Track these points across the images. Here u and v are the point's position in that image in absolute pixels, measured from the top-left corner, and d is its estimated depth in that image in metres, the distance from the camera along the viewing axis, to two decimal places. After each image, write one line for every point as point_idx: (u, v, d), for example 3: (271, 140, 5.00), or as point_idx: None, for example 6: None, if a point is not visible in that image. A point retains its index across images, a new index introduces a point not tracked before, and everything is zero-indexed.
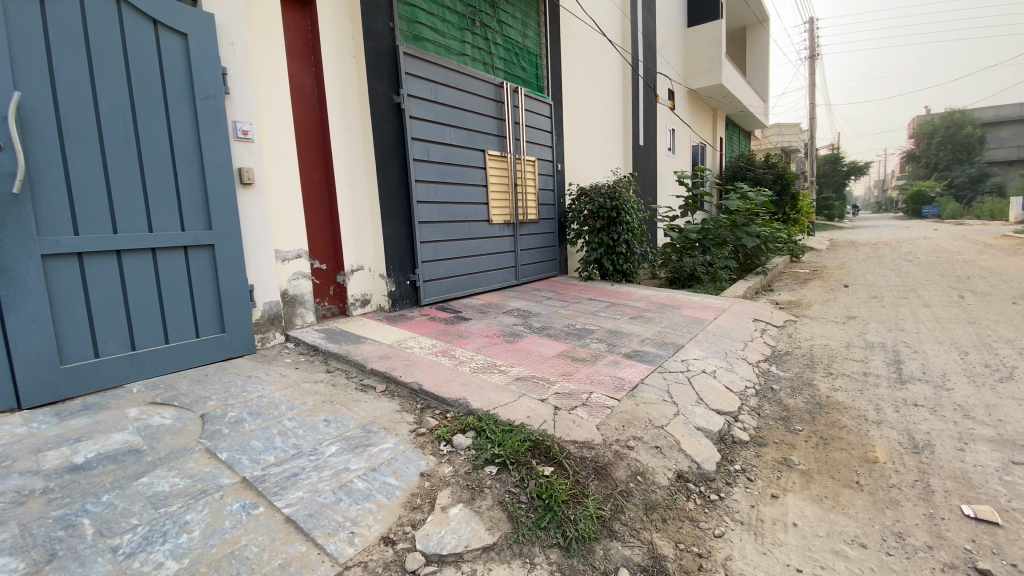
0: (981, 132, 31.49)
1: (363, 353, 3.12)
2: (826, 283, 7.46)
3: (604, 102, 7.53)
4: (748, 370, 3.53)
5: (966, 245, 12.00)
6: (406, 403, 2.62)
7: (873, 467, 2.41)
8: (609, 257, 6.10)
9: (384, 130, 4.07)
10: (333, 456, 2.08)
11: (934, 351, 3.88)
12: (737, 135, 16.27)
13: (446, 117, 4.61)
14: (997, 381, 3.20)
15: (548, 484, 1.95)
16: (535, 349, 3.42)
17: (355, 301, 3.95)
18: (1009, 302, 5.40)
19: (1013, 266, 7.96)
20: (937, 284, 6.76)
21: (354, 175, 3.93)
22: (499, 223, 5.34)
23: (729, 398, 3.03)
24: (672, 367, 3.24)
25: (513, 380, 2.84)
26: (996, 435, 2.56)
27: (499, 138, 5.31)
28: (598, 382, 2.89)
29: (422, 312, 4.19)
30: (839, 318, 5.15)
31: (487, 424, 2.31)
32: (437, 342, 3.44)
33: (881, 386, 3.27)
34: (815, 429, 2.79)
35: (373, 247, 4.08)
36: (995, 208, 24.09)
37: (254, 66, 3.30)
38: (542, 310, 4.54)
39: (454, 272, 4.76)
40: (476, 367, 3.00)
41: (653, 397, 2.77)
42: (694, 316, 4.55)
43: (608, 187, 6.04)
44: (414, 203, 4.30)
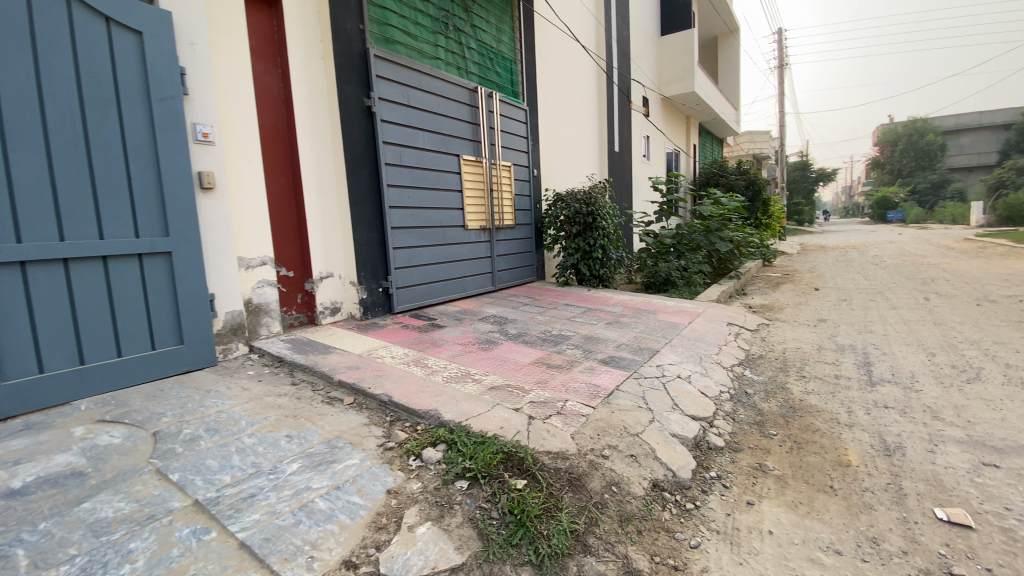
0: (940, 140, 32.84)
1: (330, 364, 3.00)
2: (798, 287, 7.60)
3: (579, 108, 7.55)
4: (722, 375, 3.53)
5: (929, 249, 12.44)
6: (375, 415, 2.52)
7: (847, 471, 2.41)
8: (586, 262, 6.09)
9: (355, 134, 3.96)
10: (294, 474, 1.98)
11: (902, 353, 3.96)
12: (710, 141, 16.58)
13: (419, 120, 4.52)
14: (963, 382, 3.27)
15: (520, 498, 1.88)
16: (510, 357, 3.35)
17: (324, 309, 3.83)
18: (971, 304, 5.57)
19: (974, 269, 8.25)
20: (903, 287, 6.95)
21: (323, 179, 3.81)
22: (475, 229, 5.26)
23: (704, 403, 3.01)
24: (647, 373, 3.21)
25: (487, 390, 2.76)
26: (964, 436, 2.60)
27: (474, 143, 5.25)
28: (574, 390, 2.84)
29: (395, 320, 4.08)
30: (811, 321, 5.23)
31: (458, 436, 2.23)
32: (409, 350, 3.34)
33: (852, 389, 3.30)
34: (789, 433, 2.79)
35: (344, 254, 3.96)
36: (955, 213, 25.08)
37: (216, 67, 3.17)
38: (518, 316, 4.48)
39: (429, 278, 4.66)
40: (448, 376, 2.92)
41: (629, 404, 2.73)
42: (669, 321, 4.55)
43: (584, 192, 6.04)
44: (386, 208, 4.19)
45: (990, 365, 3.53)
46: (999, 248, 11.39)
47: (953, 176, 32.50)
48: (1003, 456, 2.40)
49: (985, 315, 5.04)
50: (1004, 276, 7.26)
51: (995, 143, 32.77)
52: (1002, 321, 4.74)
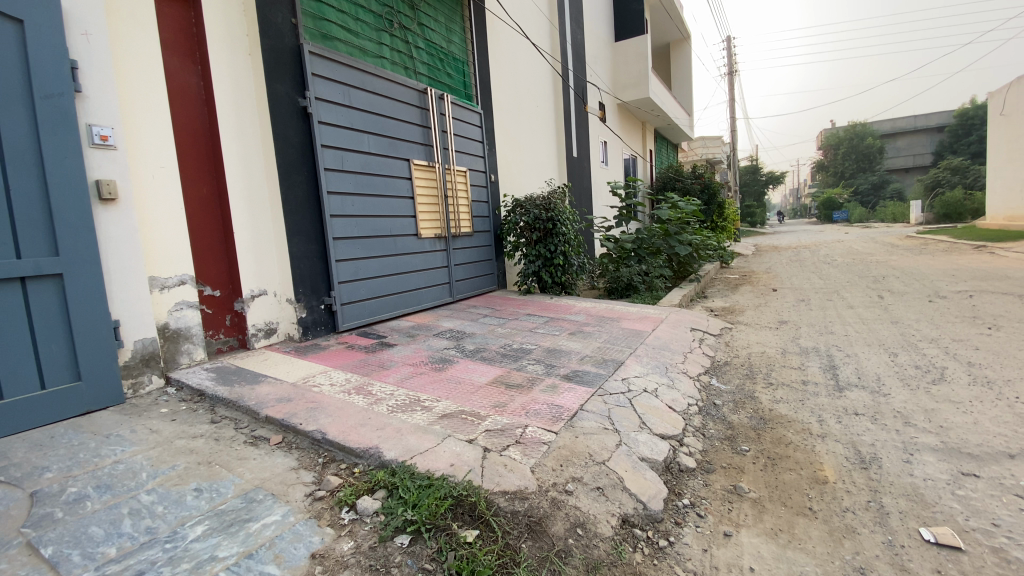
0: (878, 144, 34.77)
1: (258, 397, 2.64)
2: (756, 288, 7.65)
3: (536, 112, 7.38)
4: (690, 386, 3.35)
5: (876, 246, 12.95)
6: (306, 458, 2.19)
7: (825, 488, 2.25)
8: (547, 269, 5.89)
9: (288, 137, 3.62)
10: (197, 541, 1.63)
11: (865, 353, 3.92)
12: (666, 146, 16.82)
13: (363, 123, 4.20)
14: (929, 383, 3.22)
15: (470, 556, 1.60)
16: (465, 377, 3.07)
17: (257, 331, 3.46)
18: (924, 301, 5.68)
19: (920, 266, 8.56)
20: (856, 286, 7.09)
21: (252, 187, 3.44)
22: (429, 237, 4.95)
23: (674, 419, 2.81)
24: (613, 389, 2.99)
25: (437, 418, 2.47)
26: (939, 444, 2.51)
27: (425, 146, 4.96)
28: (534, 413, 2.58)
29: (339, 340, 3.73)
30: (773, 323, 5.19)
31: (401, 480, 1.93)
32: (352, 375, 3.01)
33: (821, 395, 3.20)
34: (762, 448, 2.63)
35: (279, 269, 3.59)
36: (895, 212, 26.51)
37: (118, 62, 2.75)
38: (476, 330, 4.20)
39: (379, 293, 4.32)
40: (394, 405, 2.61)
41: (594, 427, 2.50)
42: (633, 329, 4.38)
43: (543, 198, 5.85)
44: (327, 217, 3.85)
45: (952, 365, 3.51)
46: (938, 244, 11.96)
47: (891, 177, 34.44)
48: (980, 464, 2.31)
49: (937, 311, 5.13)
50: (948, 272, 7.53)
51: (927, 146, 34.96)
52: (955, 317, 4.82)
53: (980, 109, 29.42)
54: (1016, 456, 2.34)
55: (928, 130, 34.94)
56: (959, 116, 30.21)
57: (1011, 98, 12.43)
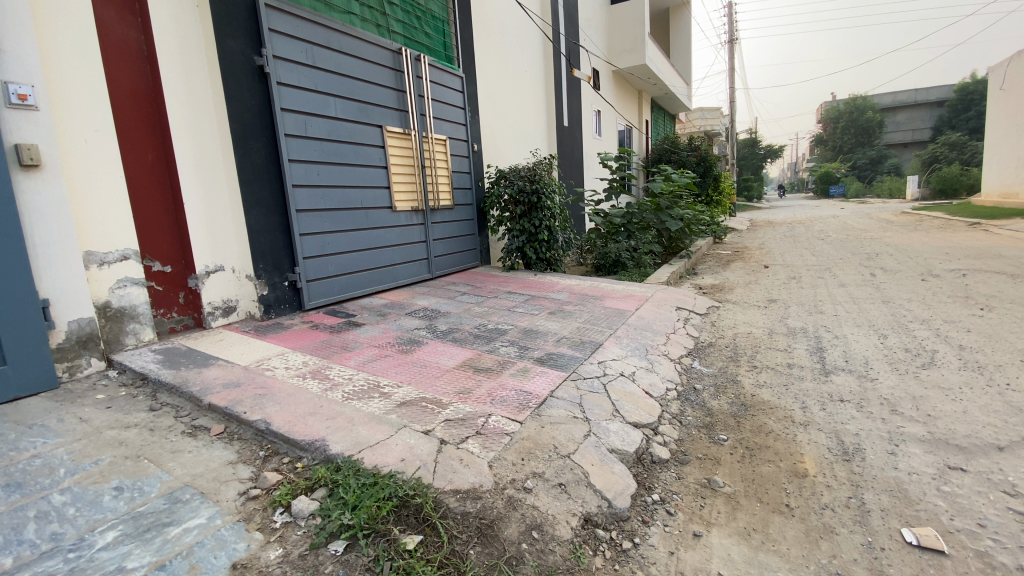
0: (879, 117, 34.18)
1: (204, 382, 2.46)
2: (748, 265, 7.47)
3: (523, 78, 7.00)
4: (671, 369, 3.19)
5: (871, 223, 12.77)
6: (247, 451, 2.03)
7: (804, 483, 2.12)
8: (531, 245, 5.66)
9: (243, 100, 3.34)
10: (106, 550, 1.48)
11: (854, 335, 3.77)
12: (663, 117, 16.36)
13: (329, 85, 3.89)
14: (918, 368, 3.08)
15: (407, 567, 1.45)
16: (432, 360, 2.88)
17: (214, 310, 3.26)
18: (916, 279, 5.54)
19: (915, 243, 8.39)
20: (849, 263, 6.92)
21: (204, 154, 3.18)
22: (405, 210, 4.69)
23: (650, 407, 2.65)
24: (588, 373, 2.83)
25: (395, 406, 2.29)
26: (926, 434, 2.38)
27: (401, 112, 4.65)
28: (500, 400, 2.40)
29: (304, 319, 3.53)
30: (762, 302, 5.03)
31: (344, 478, 1.77)
32: (311, 358, 2.82)
33: (806, 380, 3.05)
34: (741, 437, 2.48)
35: (237, 242, 3.37)
36: (891, 187, 26.34)
37: (37, 10, 2.42)
38: (451, 309, 4.00)
39: (349, 269, 4.10)
40: (350, 391, 2.42)
41: (564, 416, 2.34)
42: (616, 308, 4.20)
43: (527, 168, 5.59)
44: (289, 188, 3.59)
45: (943, 348, 3.37)
46: (933, 221, 11.81)
47: (889, 152, 34.06)
48: (968, 457, 2.18)
49: (930, 291, 4.99)
50: (942, 249, 7.38)
51: (927, 121, 34.46)
52: (947, 297, 4.68)
53: (982, 83, 28.90)
54: (1005, 449, 2.21)
55: (929, 104, 34.38)
56: (961, 90, 29.67)
57: (1013, 71, 12.09)
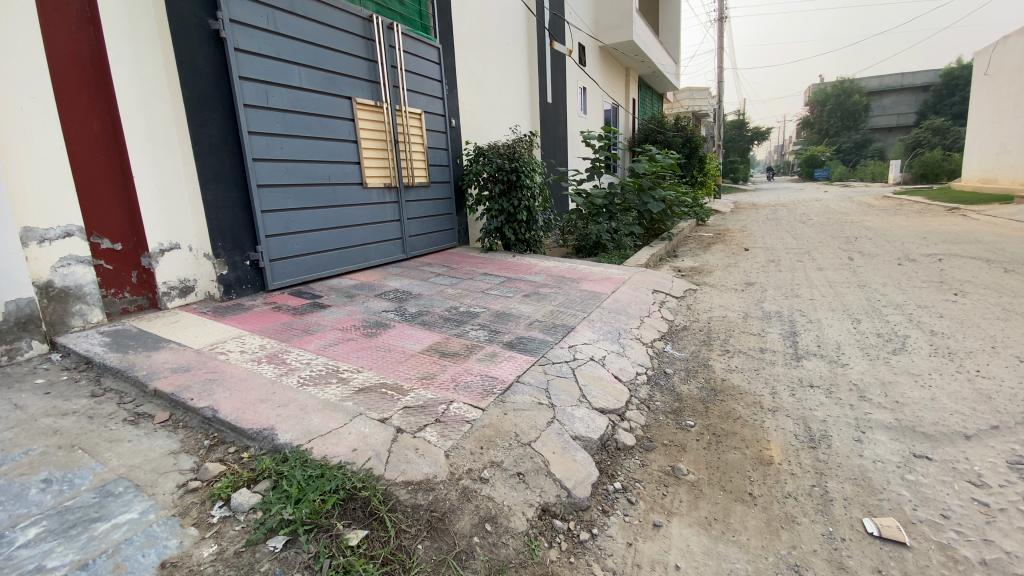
0: (865, 100, 34.24)
1: (151, 367, 2.34)
2: (729, 247, 7.45)
3: (504, 51, 6.77)
4: (642, 354, 3.13)
5: (853, 207, 12.85)
6: (191, 440, 1.93)
7: (768, 471, 2.09)
8: (510, 225, 5.53)
9: (197, 67, 3.12)
10: (26, 548, 1.38)
11: (828, 320, 3.76)
12: (650, 96, 16.13)
13: (292, 53, 3.67)
14: (889, 354, 3.08)
15: (348, 565, 1.38)
16: (397, 344, 2.78)
17: (170, 289, 3.11)
18: (892, 264, 5.56)
19: (893, 227, 8.46)
20: (828, 246, 6.94)
21: (156, 125, 2.97)
22: (377, 187, 4.52)
23: (619, 392, 2.59)
24: (557, 358, 2.75)
25: (352, 393, 2.19)
26: (893, 422, 2.38)
27: (372, 84, 4.44)
28: (463, 386, 2.31)
29: (266, 300, 3.40)
30: (739, 285, 5.00)
31: (290, 469, 1.69)
32: (268, 342, 2.70)
33: (777, 365, 3.02)
34: (708, 423, 2.45)
35: (195, 219, 3.19)
36: (874, 171, 26.55)
37: None
38: (422, 290, 3.89)
39: (316, 248, 3.94)
40: (306, 377, 2.32)
41: (529, 402, 2.26)
42: (592, 291, 4.13)
43: (506, 146, 5.43)
44: (249, 161, 3.40)
45: (914, 333, 3.37)
46: (911, 205, 11.93)
47: (874, 136, 34.24)
48: (934, 445, 2.18)
49: (905, 275, 5.01)
50: (919, 234, 7.44)
51: (911, 105, 34.67)
52: (922, 282, 4.70)
53: (966, 68, 29.08)
54: (972, 437, 2.21)
55: (914, 89, 34.53)
56: (945, 74, 29.81)
57: (998, 56, 12.10)
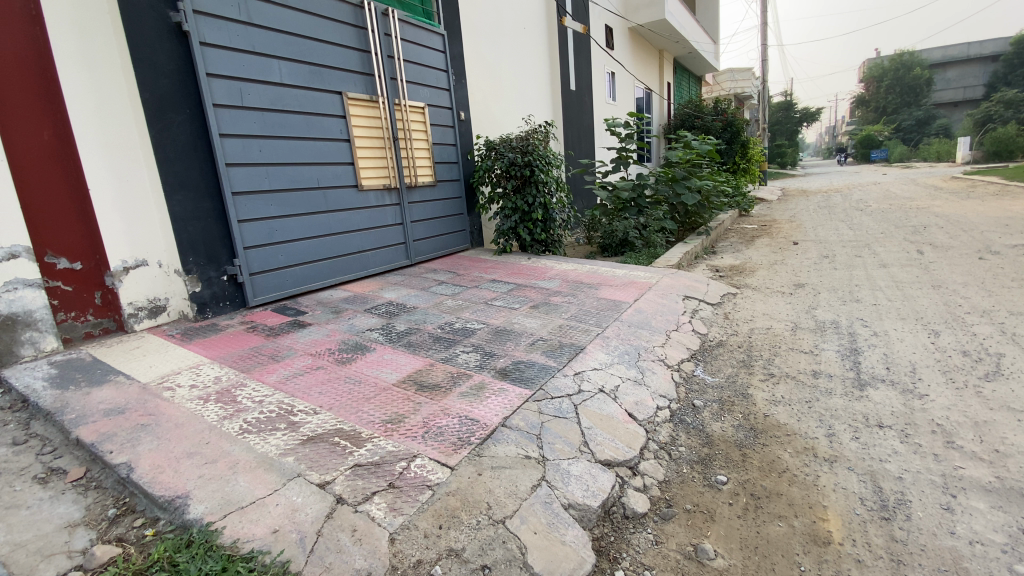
0: (928, 73, 31.51)
1: (84, 409, 2.05)
2: (774, 241, 6.70)
3: (520, 36, 6.28)
4: (666, 381, 2.61)
5: (915, 190, 11.61)
6: (98, 507, 1.63)
7: (824, 555, 1.57)
8: (525, 225, 5.07)
9: (157, 65, 2.80)
10: None
11: (898, 332, 3.11)
12: (687, 79, 15.19)
13: (270, 46, 3.34)
14: (980, 380, 2.45)
15: None
16: (371, 373, 2.39)
17: (137, 311, 2.83)
18: (972, 258, 4.75)
19: (968, 213, 7.42)
20: (891, 238, 6.11)
21: (114, 130, 2.66)
22: (374, 188, 4.17)
23: (632, 437, 2.08)
24: (557, 390, 2.28)
25: (297, 444, 1.82)
26: (995, 482, 1.80)
27: (366, 76, 4.07)
28: (434, 433, 1.89)
29: (244, 319, 3.09)
30: (787, 288, 4.35)
31: (186, 561, 1.33)
32: (226, 373, 2.38)
33: (835, 396, 2.45)
34: (746, 480, 1.93)
35: (163, 232, 2.90)
36: (940, 150, 24.30)
37: None
38: (419, 302, 3.50)
39: (304, 258, 3.62)
40: (252, 422, 1.97)
41: (513, 456, 1.81)
42: (610, 300, 3.62)
43: (519, 138, 4.98)
44: (222, 167, 3.09)
45: (1012, 351, 2.70)
46: (988, 187, 10.62)
47: (938, 111, 31.46)
48: None
49: (990, 273, 4.22)
50: (1000, 221, 6.46)
51: (980, 76, 31.70)
52: (1012, 281, 3.93)
53: None
54: None
55: (984, 58, 31.54)
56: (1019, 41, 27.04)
57: None
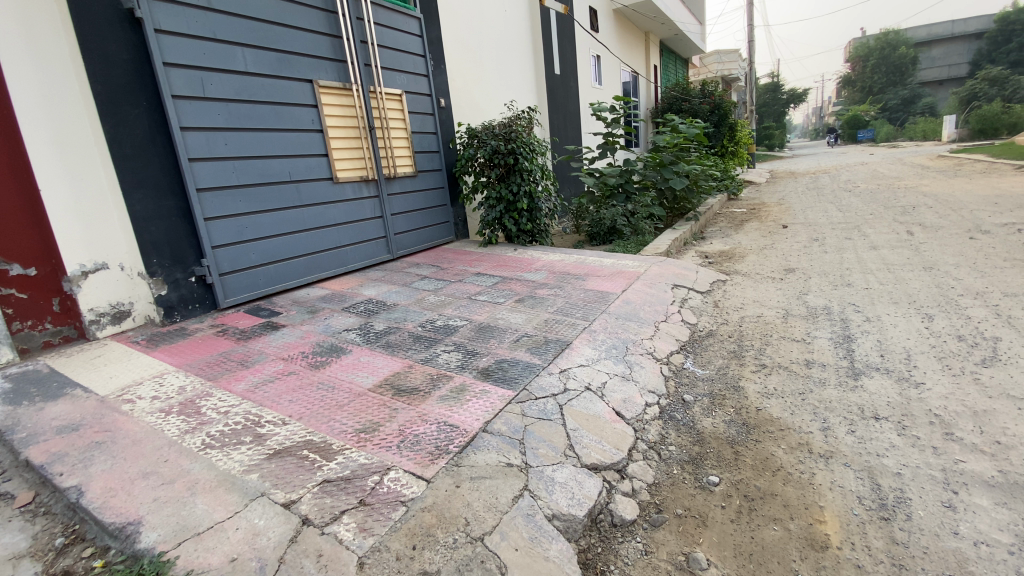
0: (913, 52, 31.52)
1: (36, 426, 1.91)
2: (764, 225, 6.63)
3: (501, 19, 6.08)
4: (655, 376, 2.51)
5: (903, 169, 11.57)
6: (45, 536, 1.51)
7: (822, 560, 1.50)
8: (510, 215, 4.94)
9: (109, 54, 2.61)
10: None
11: (892, 317, 3.04)
12: (674, 61, 14.99)
13: (232, 32, 3.15)
14: (977, 367, 2.38)
15: None
16: (346, 377, 2.27)
17: (99, 317, 2.67)
18: (963, 237, 4.70)
19: (957, 191, 7.38)
20: (881, 219, 6.05)
21: (65, 125, 2.47)
22: (351, 181, 4.01)
23: (620, 438, 1.99)
24: (541, 390, 2.18)
25: (261, 460, 1.70)
26: (998, 477, 1.74)
27: (337, 64, 3.89)
28: (410, 442, 1.78)
29: (214, 322, 2.95)
30: (777, 274, 4.27)
31: None
32: (192, 382, 2.25)
33: (829, 387, 2.37)
34: (738, 480, 1.85)
35: (124, 233, 2.73)
36: (925, 129, 24.38)
37: None
38: (399, 299, 3.37)
39: (278, 256, 3.47)
40: (215, 436, 1.85)
41: (494, 464, 1.71)
42: (598, 291, 3.51)
43: (502, 124, 4.82)
44: (185, 162, 2.92)
45: (1008, 334, 2.64)
46: (974, 164, 10.61)
47: (924, 90, 31.51)
48: None
49: (981, 253, 4.16)
50: (990, 199, 6.42)
51: (965, 54, 31.77)
52: (1004, 261, 3.87)
53: None
54: None
55: (968, 35, 31.56)
56: (1003, 18, 27.06)
57: None
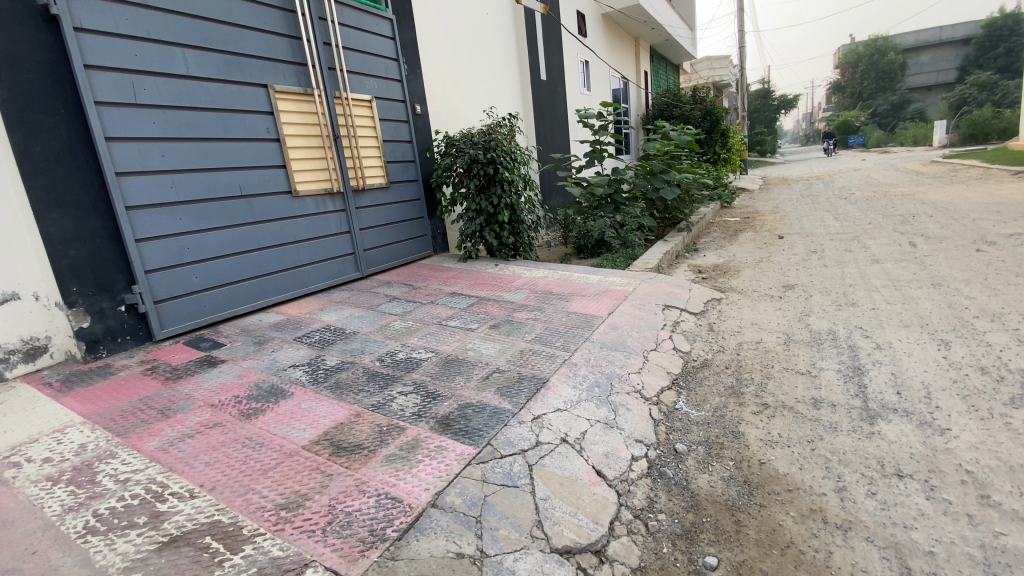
0: (902, 59, 31.74)
1: None
2: (759, 236, 6.36)
3: (483, 22, 5.81)
4: (643, 420, 2.19)
5: (897, 175, 11.40)
6: None
7: None
8: (490, 228, 4.62)
9: (18, 56, 2.27)
10: None
11: (905, 344, 2.75)
12: (664, 68, 14.86)
13: (170, 31, 2.83)
14: (1008, 407, 2.09)
15: None
16: (279, 431, 1.93)
17: (7, 355, 2.31)
18: (969, 250, 4.43)
19: (956, 199, 7.16)
20: (880, 229, 5.80)
21: None
22: (312, 194, 3.68)
23: (599, 507, 1.66)
24: (509, 445, 1.85)
25: (149, 553, 1.36)
26: None
27: (297, 67, 3.58)
28: (339, 525, 1.45)
29: (145, 358, 2.60)
30: (776, 291, 3.98)
31: None
32: (96, 437, 1.90)
33: (841, 433, 2.06)
34: (740, 561, 1.53)
35: (39, 257, 2.36)
36: (915, 135, 24.41)
37: None
38: (361, 326, 3.04)
39: (225, 279, 3.14)
40: (103, 516, 1.51)
41: (439, 556, 1.38)
42: (582, 314, 3.20)
43: (481, 132, 4.52)
44: (111, 177, 2.59)
45: None
46: (968, 171, 10.46)
47: (914, 96, 31.63)
48: None
49: (991, 267, 3.90)
50: (991, 207, 6.19)
51: (953, 60, 32.00)
52: (1017, 277, 3.61)
53: (1012, 17, 26.57)
54: None
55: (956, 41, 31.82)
56: (989, 24, 27.30)
57: None
